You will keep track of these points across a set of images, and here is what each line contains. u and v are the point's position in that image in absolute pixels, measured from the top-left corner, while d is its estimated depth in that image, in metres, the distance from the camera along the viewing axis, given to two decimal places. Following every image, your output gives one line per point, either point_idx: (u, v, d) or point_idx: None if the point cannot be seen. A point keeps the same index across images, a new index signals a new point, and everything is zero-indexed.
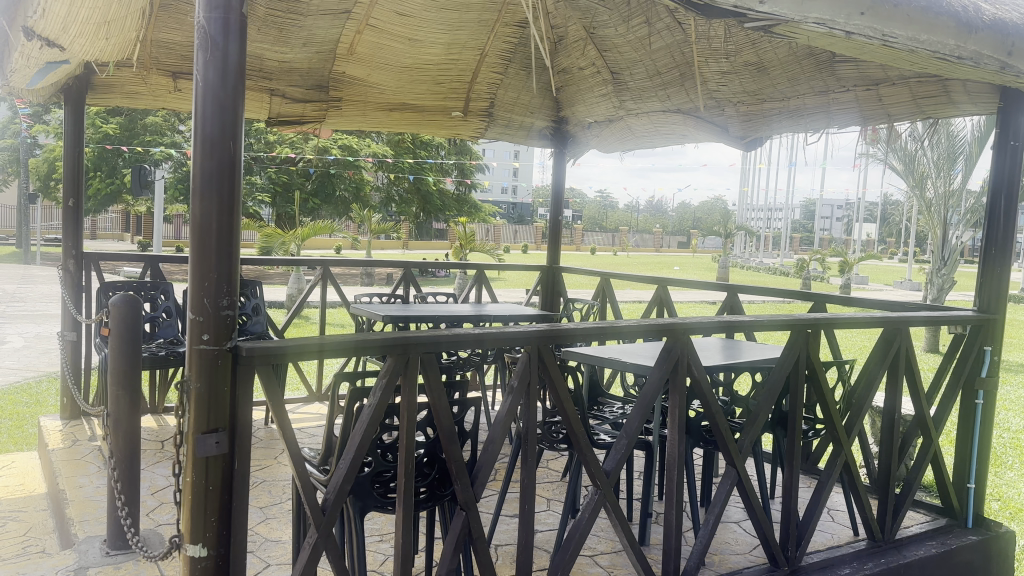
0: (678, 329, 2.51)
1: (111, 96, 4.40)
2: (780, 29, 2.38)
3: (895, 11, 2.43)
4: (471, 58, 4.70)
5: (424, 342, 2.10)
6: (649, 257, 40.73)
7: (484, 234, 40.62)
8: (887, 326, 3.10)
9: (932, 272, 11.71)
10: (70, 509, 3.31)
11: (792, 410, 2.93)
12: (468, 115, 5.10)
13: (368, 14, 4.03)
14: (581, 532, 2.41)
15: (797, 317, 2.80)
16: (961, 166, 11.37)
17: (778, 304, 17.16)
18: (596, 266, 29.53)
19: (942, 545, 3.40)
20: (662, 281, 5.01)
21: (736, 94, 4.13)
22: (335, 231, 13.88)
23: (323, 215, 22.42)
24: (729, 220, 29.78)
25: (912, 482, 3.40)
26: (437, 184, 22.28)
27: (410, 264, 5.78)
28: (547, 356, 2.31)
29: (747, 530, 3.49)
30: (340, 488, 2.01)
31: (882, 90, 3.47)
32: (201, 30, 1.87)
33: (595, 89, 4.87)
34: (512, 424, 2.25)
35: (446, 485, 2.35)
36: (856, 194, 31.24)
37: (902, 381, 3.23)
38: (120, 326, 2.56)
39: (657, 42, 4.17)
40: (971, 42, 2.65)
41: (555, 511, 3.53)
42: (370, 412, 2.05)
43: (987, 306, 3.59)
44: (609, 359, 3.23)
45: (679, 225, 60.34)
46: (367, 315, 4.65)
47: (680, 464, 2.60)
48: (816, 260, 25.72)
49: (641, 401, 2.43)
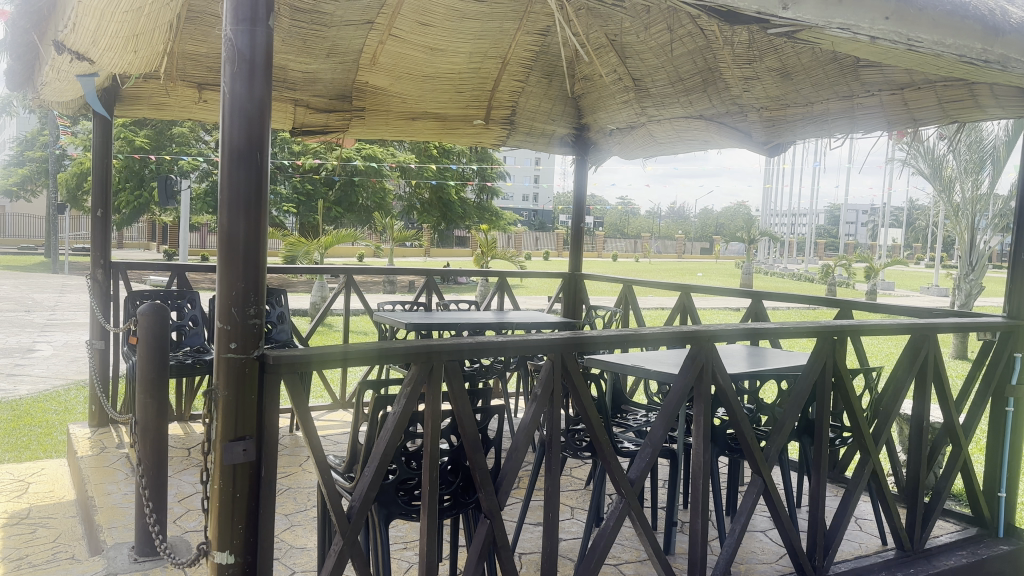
0: (702, 336, 2.50)
1: (139, 108, 4.46)
2: (804, 35, 2.39)
3: (920, 15, 2.41)
4: (492, 66, 4.71)
5: (447, 350, 2.10)
6: (671, 264, 40.56)
7: (505, 243, 40.79)
8: (914, 332, 3.05)
9: (960, 278, 11.57)
10: (99, 515, 3.36)
11: (819, 418, 2.89)
12: (490, 123, 5.11)
13: (391, 25, 4.05)
14: (606, 540, 2.40)
15: (824, 324, 2.77)
16: (989, 168, 11.18)
17: (802, 310, 17.07)
18: (617, 271, 29.51)
19: (973, 555, 3.34)
20: (686, 288, 4.96)
21: (759, 100, 4.09)
22: (357, 239, 13.92)
23: (345, 224, 22.57)
24: (751, 226, 29.62)
25: (942, 490, 3.34)
26: (459, 191, 22.36)
27: (432, 272, 5.76)
28: (570, 362, 2.31)
29: (773, 539, 3.46)
30: (366, 495, 2.02)
31: (907, 94, 3.45)
32: (229, 43, 1.90)
33: (616, 96, 4.88)
34: (536, 431, 2.24)
35: (470, 493, 2.34)
36: (880, 199, 30.87)
37: (930, 388, 3.18)
38: (148, 334, 2.57)
39: (679, 48, 4.17)
40: (998, 46, 2.61)
41: (580, 520, 3.52)
42: (394, 420, 2.05)
43: (1016, 312, 3.54)
44: (632, 366, 3.22)
45: (701, 230, 60.07)
46: (390, 323, 4.64)
47: (705, 472, 2.59)
48: (840, 267, 25.45)
49: (665, 408, 2.42)
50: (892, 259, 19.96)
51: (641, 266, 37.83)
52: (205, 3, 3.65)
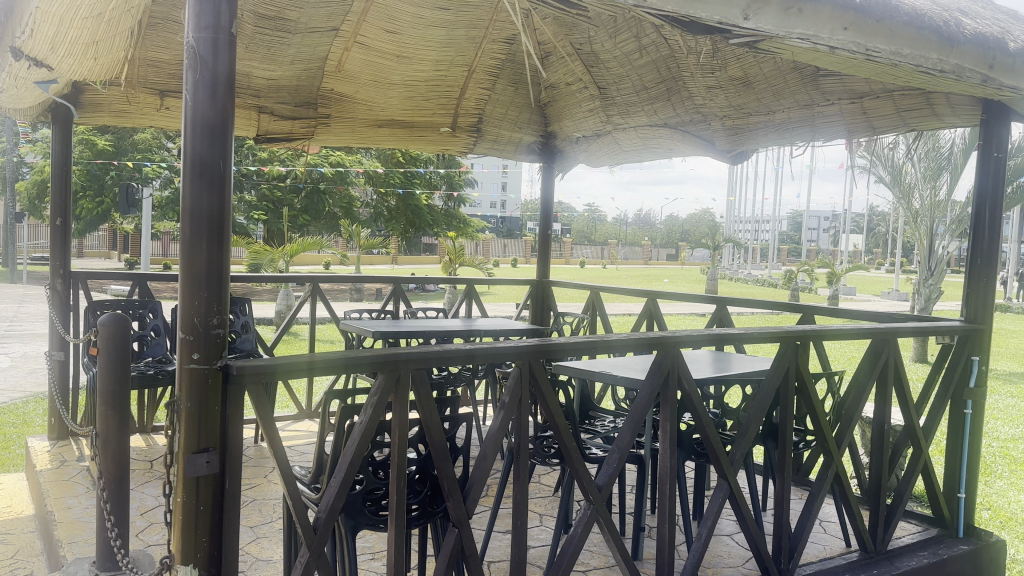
0: (668, 342, 2.52)
1: (99, 115, 4.39)
2: (766, 44, 2.43)
3: (878, 26, 2.46)
4: (459, 74, 4.71)
5: (414, 359, 2.09)
6: (638, 271, 40.89)
7: (473, 250, 40.74)
8: (875, 338, 3.11)
9: (921, 283, 11.76)
10: (59, 530, 3.29)
11: (783, 422, 2.93)
12: (456, 131, 5.13)
13: (356, 32, 4.02)
14: (574, 546, 2.40)
15: (787, 329, 2.81)
16: (947, 177, 11.51)
17: (766, 316, 17.31)
18: (584, 278, 29.62)
19: (934, 555, 3.41)
20: (652, 294, 4.99)
21: (722, 108, 4.15)
22: (323, 247, 13.80)
23: (311, 232, 22.40)
24: (716, 233, 29.91)
25: (903, 492, 3.40)
26: (426, 198, 22.31)
27: (398, 279, 5.73)
28: (538, 370, 2.31)
29: (739, 543, 3.49)
30: (332, 506, 2.00)
31: (866, 103, 3.52)
32: (190, 50, 1.87)
33: (582, 104, 4.90)
34: (504, 439, 2.23)
35: (438, 502, 2.33)
36: (841, 206, 31.38)
37: (891, 392, 3.24)
38: (108, 344, 2.49)
39: (643, 58, 4.20)
40: (953, 56, 2.68)
41: (548, 527, 3.52)
42: (361, 430, 2.03)
43: (974, 316, 3.62)
44: (600, 373, 3.23)
45: (668, 237, 60.61)
46: (357, 331, 4.60)
47: (672, 477, 2.61)
48: (803, 273, 25.85)
49: (632, 414, 2.43)
50: (853, 265, 20.27)
51: (609, 273, 38.07)
52: (166, 10, 3.61)
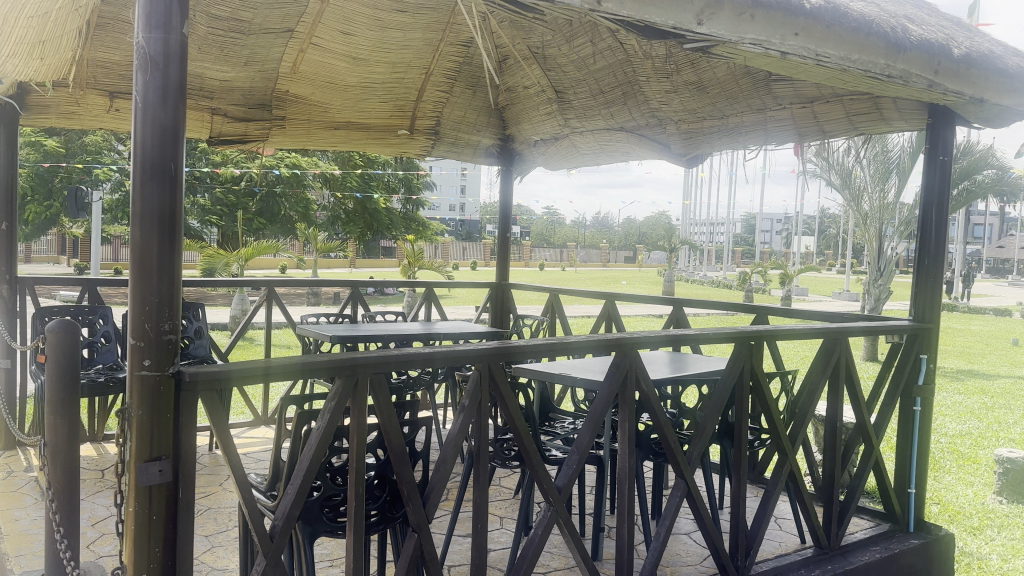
0: (626, 342, 2.54)
1: (46, 117, 4.28)
2: (719, 49, 2.47)
3: (827, 32, 2.52)
4: (416, 77, 4.69)
5: (372, 363, 2.07)
6: (597, 273, 41.15)
7: (432, 254, 40.61)
8: (826, 337, 3.17)
9: (870, 283, 11.97)
10: (5, 543, 3.19)
11: (739, 421, 2.97)
12: (414, 134, 5.09)
13: (311, 34, 3.97)
14: (534, 549, 2.40)
15: (742, 329, 2.85)
16: (895, 180, 11.79)
17: (722, 317, 17.57)
18: (543, 281, 29.72)
19: (886, 550, 3.49)
20: (610, 296, 5.02)
21: (678, 112, 4.21)
22: (279, 251, 13.64)
23: (268, 236, 22.13)
24: (672, 235, 30.26)
25: (856, 488, 3.47)
26: (385, 201, 22.18)
27: (356, 282, 5.69)
28: (497, 372, 2.31)
29: (697, 541, 3.53)
30: (289, 513, 1.97)
31: (816, 107, 3.60)
32: (141, 51, 1.84)
33: (540, 107, 4.92)
34: (464, 443, 2.23)
35: (398, 507, 2.32)
36: (794, 209, 32.00)
37: (843, 389, 3.31)
38: (56, 353, 2.42)
39: (599, 62, 4.23)
40: (900, 61, 2.75)
41: (508, 529, 3.52)
42: (318, 435, 2.01)
43: (921, 315, 3.71)
44: (560, 375, 3.24)
45: (627, 239, 61.13)
46: (314, 336, 4.54)
47: (631, 477, 2.63)
48: (757, 275, 26.28)
49: (591, 416, 2.44)
50: (806, 266, 20.67)
51: (568, 275, 38.26)
52: (116, 10, 3.54)
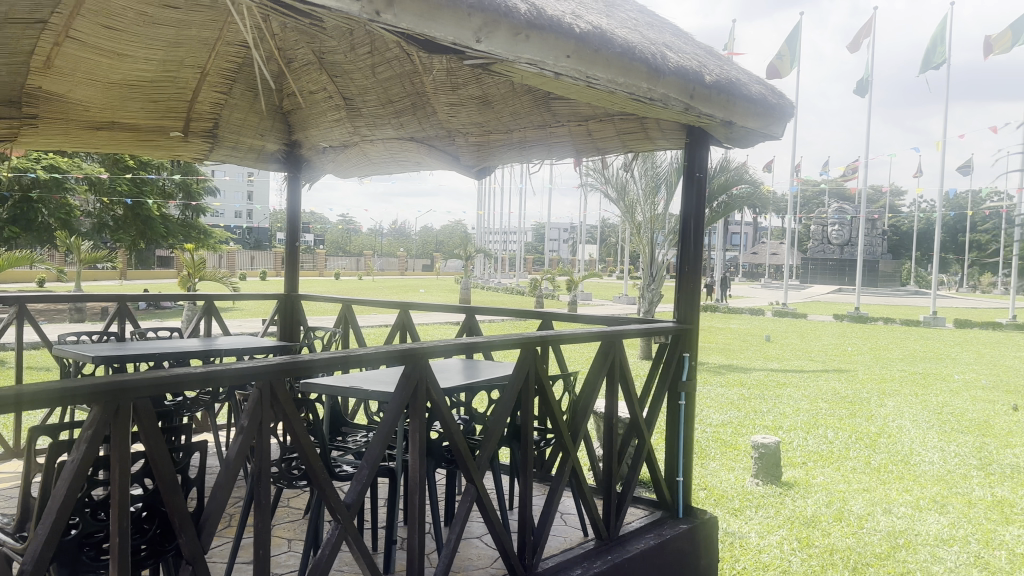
0: (418, 354, 2.53)
1: None
2: (497, 68, 2.56)
3: (597, 55, 2.68)
4: (191, 75, 4.42)
5: (138, 389, 1.88)
6: (397, 281, 41.04)
7: (220, 263, 38.46)
8: (604, 340, 3.37)
9: (644, 289, 12.55)
10: None
11: (523, 424, 3.08)
12: (188, 136, 4.91)
13: (68, 25, 3.51)
14: (321, 569, 2.34)
15: (527, 335, 2.95)
16: (663, 192, 12.89)
17: (512, 324, 18.19)
18: (337, 291, 29.20)
19: (660, 536, 3.78)
20: (404, 305, 5.04)
21: (467, 125, 4.31)
22: (35, 263, 12.31)
23: (23, 245, 19.86)
24: (467, 243, 30.89)
25: (632, 481, 3.71)
26: (162, 208, 20.74)
27: (124, 297, 5.27)
28: (279, 389, 2.22)
29: (489, 543, 3.62)
30: (41, 557, 1.78)
31: (591, 125, 3.91)
32: None
33: (328, 114, 4.80)
34: (244, 465, 2.13)
35: (170, 538, 2.18)
36: (580, 218, 33.87)
37: (619, 389, 3.54)
38: None
39: (384, 70, 4.15)
40: (660, 86, 2.99)
41: (299, 549, 3.42)
42: (76, 467, 1.83)
43: (686, 318, 4.05)
44: (350, 387, 3.19)
45: (428, 246, 61.52)
46: (76, 357, 4.14)
47: (420, 487, 2.63)
48: (547, 281, 27.49)
49: (380, 429, 2.42)
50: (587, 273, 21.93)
51: (366, 284, 37.84)
52: None
